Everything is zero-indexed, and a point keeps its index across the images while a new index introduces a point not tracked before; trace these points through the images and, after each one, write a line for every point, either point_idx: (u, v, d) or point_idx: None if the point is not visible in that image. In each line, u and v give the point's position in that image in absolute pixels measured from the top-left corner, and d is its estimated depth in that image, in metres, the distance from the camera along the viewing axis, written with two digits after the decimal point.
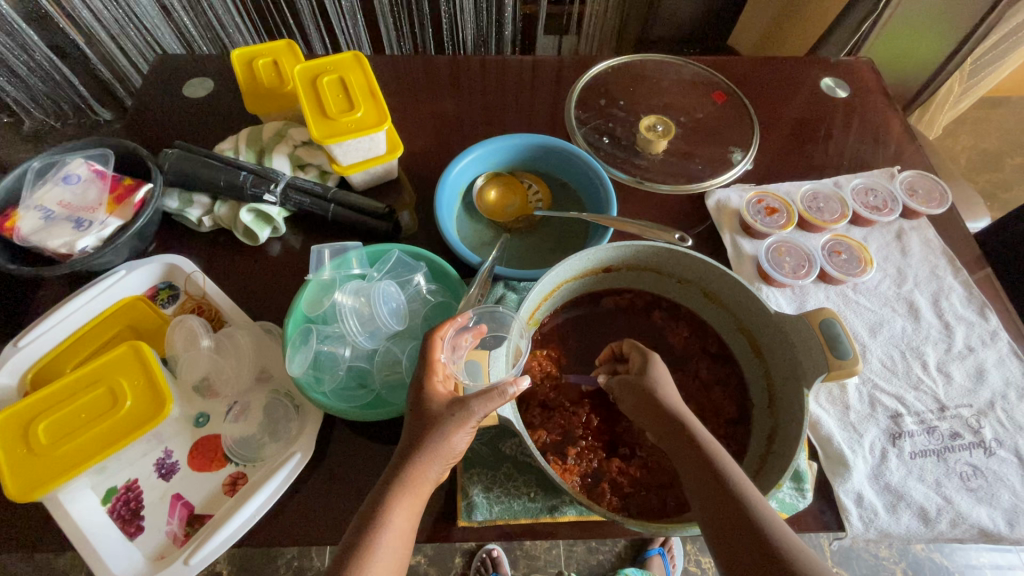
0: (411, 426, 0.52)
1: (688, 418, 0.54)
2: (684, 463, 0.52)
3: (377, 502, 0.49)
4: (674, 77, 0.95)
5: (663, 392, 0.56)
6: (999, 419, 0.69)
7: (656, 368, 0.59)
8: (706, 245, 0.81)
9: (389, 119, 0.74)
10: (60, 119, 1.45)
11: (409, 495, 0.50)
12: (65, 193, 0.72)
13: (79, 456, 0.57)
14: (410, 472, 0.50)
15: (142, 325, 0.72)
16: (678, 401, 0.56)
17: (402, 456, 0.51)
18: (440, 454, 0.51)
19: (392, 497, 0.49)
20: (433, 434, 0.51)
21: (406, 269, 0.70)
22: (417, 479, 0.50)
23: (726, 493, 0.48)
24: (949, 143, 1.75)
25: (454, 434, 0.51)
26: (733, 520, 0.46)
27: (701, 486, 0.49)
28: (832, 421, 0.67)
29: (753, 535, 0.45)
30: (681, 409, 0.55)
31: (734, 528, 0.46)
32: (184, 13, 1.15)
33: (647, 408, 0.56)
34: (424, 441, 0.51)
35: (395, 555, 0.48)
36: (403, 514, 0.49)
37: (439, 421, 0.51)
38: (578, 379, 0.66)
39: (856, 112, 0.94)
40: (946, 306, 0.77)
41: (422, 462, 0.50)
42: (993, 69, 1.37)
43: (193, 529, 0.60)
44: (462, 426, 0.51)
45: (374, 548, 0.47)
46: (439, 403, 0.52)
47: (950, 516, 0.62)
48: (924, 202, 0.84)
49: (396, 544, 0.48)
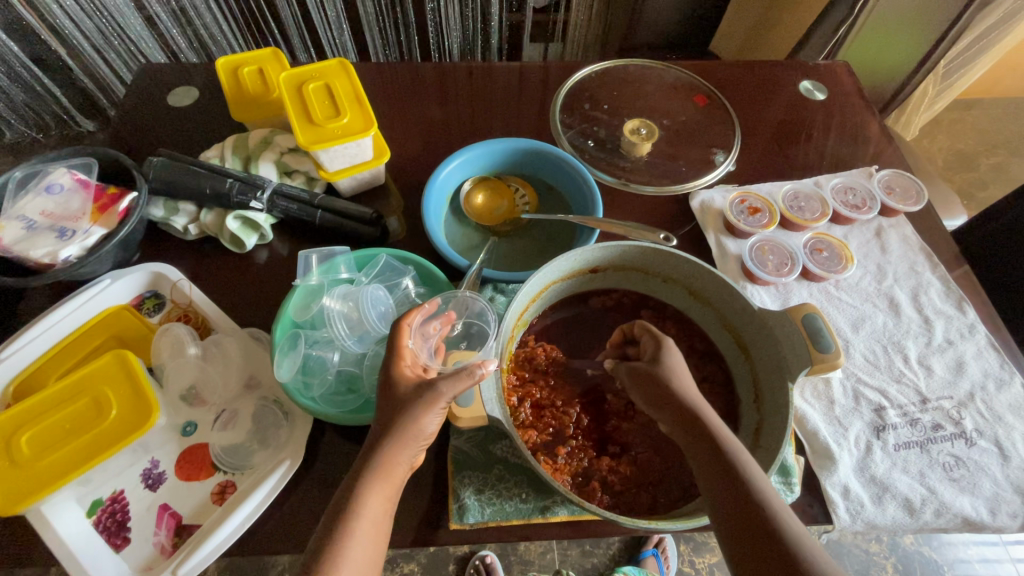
0: (379, 414, 0.53)
1: (699, 404, 0.54)
2: (692, 448, 0.51)
3: (349, 491, 0.49)
4: (657, 80, 0.97)
5: (676, 378, 0.56)
6: (979, 410, 0.70)
7: (668, 354, 0.58)
8: (691, 245, 0.82)
9: (375, 124, 0.75)
10: (44, 132, 1.44)
11: (381, 482, 0.49)
12: (47, 202, 0.71)
13: (63, 468, 0.57)
14: (382, 458, 0.50)
15: (127, 334, 0.71)
16: (690, 386, 0.56)
17: (372, 443, 0.51)
18: (410, 439, 0.51)
19: (364, 484, 0.49)
20: (402, 417, 0.51)
21: (395, 272, 0.70)
22: (389, 464, 0.50)
23: (733, 477, 0.47)
24: (926, 144, 1.79)
25: (423, 415, 0.51)
26: (739, 506, 0.46)
27: (708, 470, 0.49)
28: (818, 415, 0.68)
29: (759, 521, 0.45)
30: (694, 395, 0.55)
31: (740, 512, 0.46)
32: (171, 22, 1.16)
33: (659, 394, 0.56)
34: (394, 425, 0.51)
35: (370, 546, 0.47)
36: (377, 500, 0.49)
37: (409, 402, 0.52)
38: (582, 365, 0.68)
39: (835, 114, 0.96)
40: (926, 301, 0.78)
41: (393, 447, 0.50)
42: (965, 71, 1.40)
43: (181, 540, 0.59)
44: (432, 407, 0.52)
45: (347, 542, 0.46)
46: (408, 385, 0.53)
47: (935, 506, 0.64)
48: (901, 200, 0.86)
49: (369, 536, 0.47)
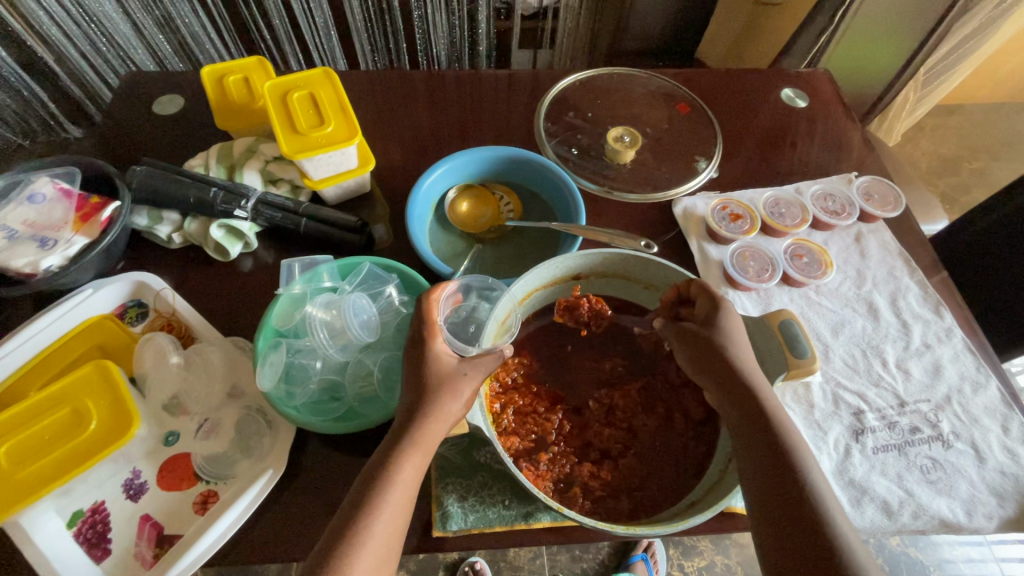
0: (413, 385, 0.54)
1: (753, 375, 0.55)
2: (737, 412, 0.54)
3: (386, 459, 0.50)
4: (640, 89, 0.98)
5: (733, 342, 0.56)
6: (956, 413, 0.71)
7: (727, 319, 0.57)
8: (674, 252, 0.83)
9: (359, 133, 0.75)
10: (30, 137, 1.41)
11: (418, 454, 0.51)
12: (29, 212, 0.71)
13: (44, 479, 0.56)
14: (420, 430, 0.52)
15: (109, 344, 0.71)
16: (745, 350, 0.57)
17: (409, 416, 0.53)
18: (448, 415, 0.53)
19: (402, 453, 0.51)
20: (445, 392, 0.53)
21: (378, 281, 0.70)
22: (427, 438, 0.52)
23: (774, 444, 0.51)
24: (909, 149, 1.82)
25: (463, 392, 0.54)
26: (775, 472, 0.50)
27: (751, 433, 0.53)
28: (798, 419, 0.69)
29: (791, 489, 0.49)
30: (749, 366, 0.55)
31: (777, 476, 0.50)
32: (157, 30, 1.18)
33: (713, 360, 0.56)
34: (434, 399, 0.53)
35: (401, 512, 0.49)
36: (411, 471, 0.50)
37: (452, 379, 0.54)
38: (629, 323, 0.72)
39: (815, 121, 0.98)
40: (904, 305, 0.80)
41: (431, 420, 0.52)
42: (945, 78, 1.43)
43: (162, 550, 0.59)
44: (469, 386, 0.54)
45: (381, 507, 0.48)
46: (448, 361, 0.55)
47: (912, 508, 0.64)
48: (880, 207, 0.88)
49: (402, 503, 0.49)
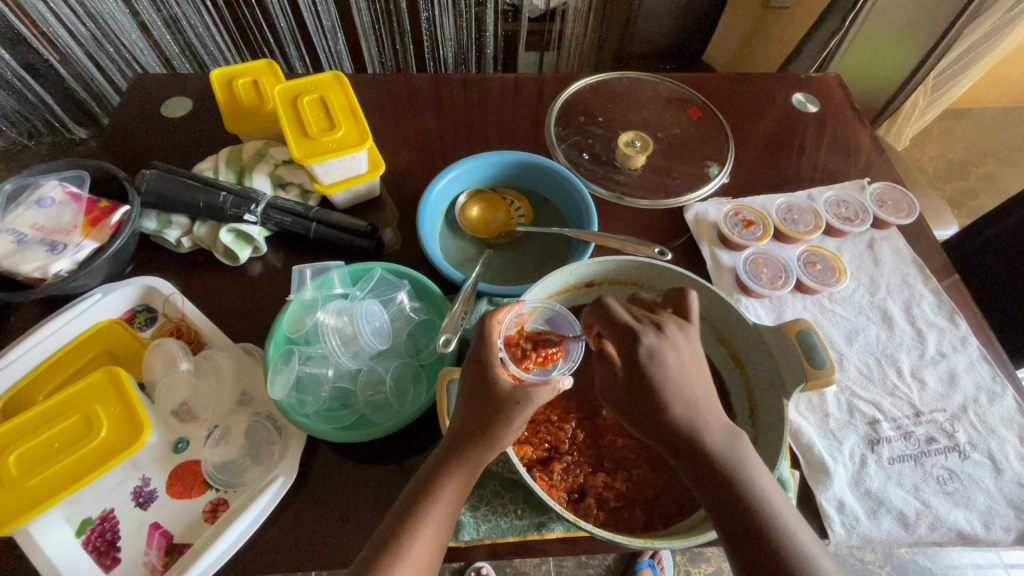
0: (469, 404, 0.52)
1: (687, 416, 0.49)
2: (684, 460, 0.49)
3: (433, 475, 0.50)
4: (651, 93, 0.97)
5: (662, 387, 0.50)
6: (972, 423, 0.71)
7: (651, 358, 0.50)
8: (686, 258, 0.83)
9: (370, 137, 0.74)
10: (34, 138, 1.41)
11: (464, 475, 0.50)
12: (38, 215, 0.71)
13: (53, 486, 0.56)
14: (467, 451, 0.50)
15: (119, 349, 0.70)
16: (683, 388, 0.50)
17: (461, 437, 0.51)
18: (497, 440, 0.51)
19: (447, 471, 0.50)
20: (493, 416, 0.50)
21: (389, 287, 0.70)
22: (476, 461, 0.51)
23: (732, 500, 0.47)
24: (916, 153, 1.81)
25: (513, 421, 0.50)
26: (743, 530, 0.46)
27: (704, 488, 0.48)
28: (812, 429, 0.69)
29: (759, 541, 0.46)
30: (684, 406, 0.50)
31: (739, 531, 0.46)
32: (165, 31, 1.16)
33: (643, 405, 0.50)
34: (487, 423, 0.50)
35: (441, 531, 0.49)
36: (454, 489, 0.50)
37: (506, 405, 0.50)
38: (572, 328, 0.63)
39: (826, 126, 0.97)
40: (918, 314, 0.79)
41: (476, 443, 0.50)
42: (954, 82, 1.42)
43: (172, 559, 0.59)
44: (520, 414, 0.50)
45: (423, 523, 0.48)
46: (507, 386, 0.51)
47: (929, 520, 0.64)
48: (893, 213, 0.87)
49: (442, 522, 0.49)
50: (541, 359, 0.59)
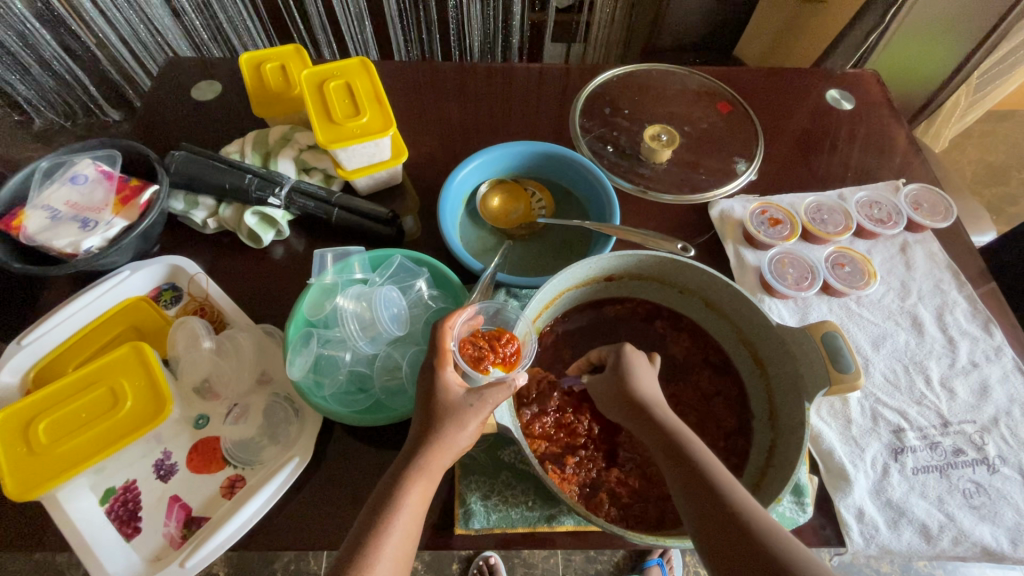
0: (421, 413, 0.53)
1: (656, 401, 0.56)
2: (654, 443, 0.54)
3: (393, 483, 0.50)
4: (679, 86, 0.95)
5: (639, 387, 0.57)
6: (1002, 436, 0.68)
7: (629, 357, 0.60)
8: (709, 255, 0.81)
9: (394, 124, 0.74)
10: (70, 119, 1.46)
11: (425, 481, 0.51)
12: (72, 193, 0.72)
13: (80, 455, 0.58)
14: (426, 458, 0.51)
15: (145, 326, 0.72)
16: (655, 393, 0.58)
17: (414, 445, 0.52)
18: (452, 445, 0.52)
19: (407, 479, 0.50)
20: (446, 424, 0.51)
21: (408, 274, 0.70)
22: (433, 466, 0.51)
23: (702, 485, 0.48)
24: (955, 156, 1.74)
25: (468, 425, 0.52)
26: (711, 512, 0.47)
27: (674, 478, 0.51)
28: (833, 435, 0.67)
29: (731, 523, 0.46)
30: (652, 395, 0.57)
31: (699, 501, 0.48)
32: (198, 17, 1.17)
33: (621, 398, 0.58)
34: (438, 429, 0.51)
35: (410, 535, 0.49)
36: (417, 497, 0.50)
37: (456, 410, 0.52)
38: (570, 382, 0.67)
39: (861, 125, 0.94)
40: (950, 321, 0.76)
41: (433, 450, 0.51)
42: (999, 82, 1.36)
43: (189, 532, 0.60)
44: (475, 418, 0.52)
45: (390, 527, 0.47)
46: (455, 393, 0.53)
47: (953, 533, 0.62)
48: (929, 216, 0.84)
49: (410, 527, 0.49)
50: (499, 360, 0.59)
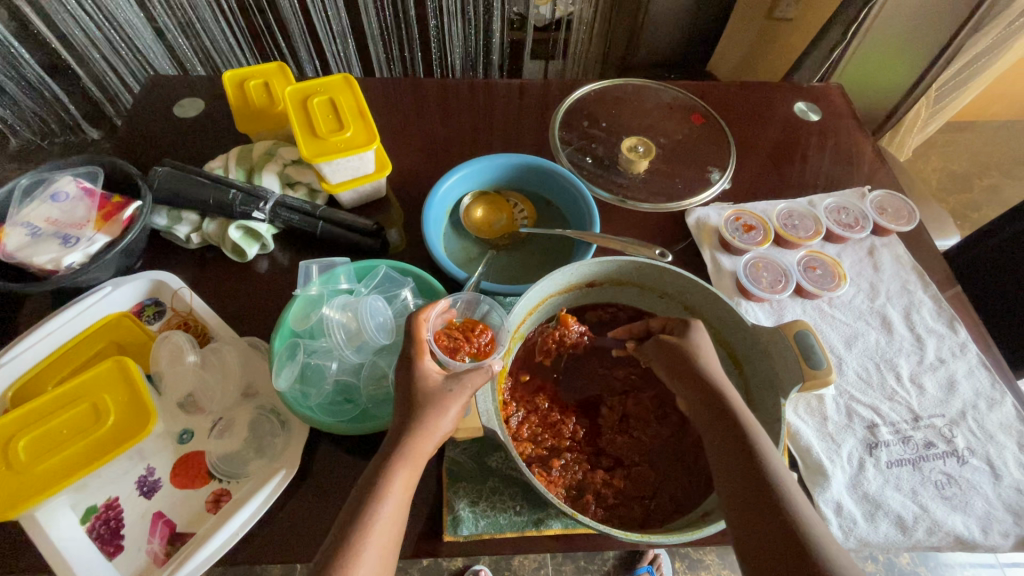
0: (403, 403, 0.54)
1: (717, 375, 0.57)
2: (706, 415, 0.55)
3: (378, 472, 0.50)
4: (654, 100, 0.99)
5: (702, 359, 0.58)
6: (971, 428, 0.71)
7: (695, 332, 0.60)
8: (686, 262, 0.84)
9: (377, 138, 0.76)
10: (47, 138, 1.44)
11: (409, 468, 0.51)
12: (52, 209, 0.72)
13: (60, 473, 0.57)
14: (411, 445, 0.51)
15: (127, 341, 0.71)
16: (714, 366, 0.58)
17: (397, 433, 0.52)
18: (435, 432, 0.52)
19: (392, 466, 0.50)
20: (428, 410, 0.52)
21: (393, 284, 0.71)
22: (416, 453, 0.51)
23: (752, 470, 0.49)
24: (919, 165, 1.82)
25: (449, 411, 0.53)
26: (747, 486, 0.48)
27: (724, 458, 0.51)
28: (811, 432, 0.69)
29: (766, 502, 0.47)
30: (713, 369, 0.58)
31: (739, 476, 0.49)
32: (180, 35, 1.17)
33: (681, 367, 0.58)
34: (419, 416, 0.52)
35: (396, 523, 0.49)
36: (402, 485, 0.50)
37: (436, 396, 0.53)
38: (609, 343, 0.71)
39: (828, 135, 0.98)
40: (917, 320, 0.79)
41: (418, 436, 0.52)
42: (957, 95, 1.43)
43: (174, 548, 0.59)
44: (456, 403, 0.53)
45: (375, 517, 0.47)
46: (435, 379, 0.55)
47: (927, 524, 0.64)
48: (893, 220, 0.88)
49: (397, 514, 0.49)
50: (474, 350, 0.62)
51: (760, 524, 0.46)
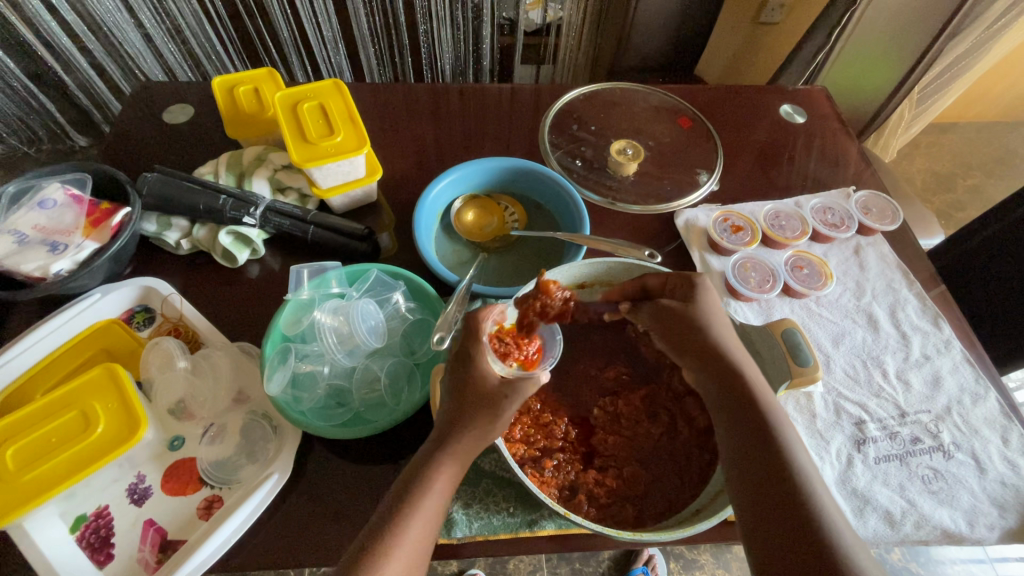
0: (453, 400, 0.54)
1: (730, 347, 0.57)
2: (715, 387, 0.56)
3: (421, 469, 0.51)
4: (643, 103, 1.00)
5: (713, 331, 0.58)
6: (956, 424, 0.72)
7: (702, 299, 0.59)
8: (676, 263, 0.85)
9: (368, 143, 0.76)
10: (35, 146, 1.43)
11: (455, 465, 0.52)
12: (40, 217, 0.72)
13: (48, 482, 0.56)
14: (460, 443, 0.52)
15: (117, 348, 0.71)
16: (726, 338, 0.58)
17: (444, 431, 0.53)
18: (485, 433, 0.53)
19: (437, 461, 0.51)
20: (483, 411, 0.53)
21: (385, 287, 0.72)
22: (464, 451, 0.52)
23: (761, 445, 0.51)
24: (904, 166, 1.85)
25: (503, 414, 0.53)
26: (755, 460, 0.50)
27: (733, 431, 0.53)
28: (800, 429, 0.70)
29: (773, 475, 0.49)
30: (725, 341, 0.58)
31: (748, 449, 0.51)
32: (168, 42, 1.17)
33: (690, 339, 0.58)
34: (472, 416, 0.53)
35: (435, 519, 0.49)
36: (445, 482, 0.51)
37: (493, 399, 0.53)
38: (599, 308, 0.68)
39: (813, 137, 1.00)
40: (903, 317, 0.81)
41: (471, 435, 0.52)
42: (940, 97, 1.46)
43: (166, 555, 0.59)
44: (509, 408, 0.53)
45: (416, 511, 0.48)
46: (492, 382, 0.54)
47: (914, 518, 0.65)
48: (878, 220, 0.89)
49: (435, 510, 0.50)
50: (521, 358, 0.62)
51: (766, 496, 0.48)
